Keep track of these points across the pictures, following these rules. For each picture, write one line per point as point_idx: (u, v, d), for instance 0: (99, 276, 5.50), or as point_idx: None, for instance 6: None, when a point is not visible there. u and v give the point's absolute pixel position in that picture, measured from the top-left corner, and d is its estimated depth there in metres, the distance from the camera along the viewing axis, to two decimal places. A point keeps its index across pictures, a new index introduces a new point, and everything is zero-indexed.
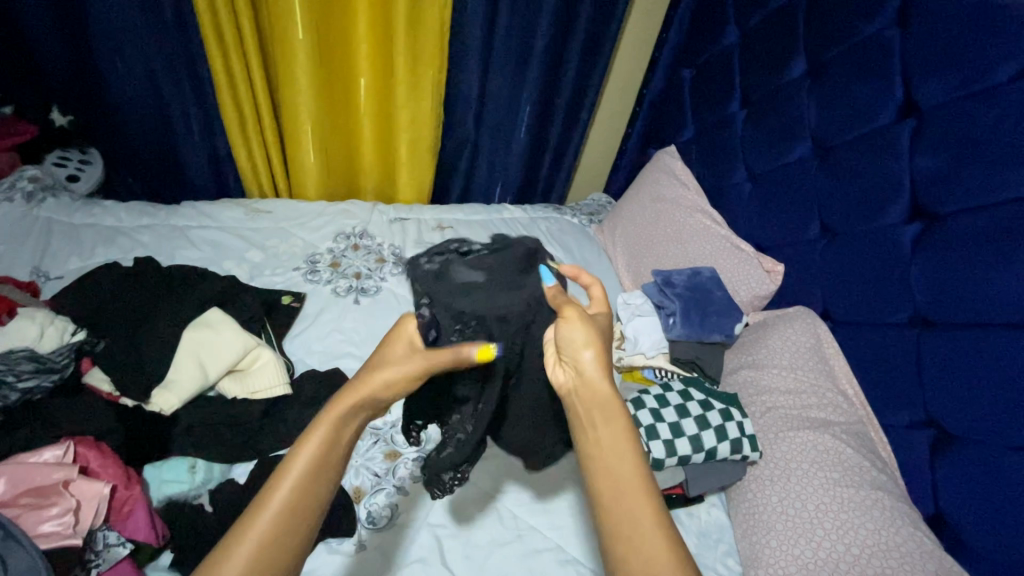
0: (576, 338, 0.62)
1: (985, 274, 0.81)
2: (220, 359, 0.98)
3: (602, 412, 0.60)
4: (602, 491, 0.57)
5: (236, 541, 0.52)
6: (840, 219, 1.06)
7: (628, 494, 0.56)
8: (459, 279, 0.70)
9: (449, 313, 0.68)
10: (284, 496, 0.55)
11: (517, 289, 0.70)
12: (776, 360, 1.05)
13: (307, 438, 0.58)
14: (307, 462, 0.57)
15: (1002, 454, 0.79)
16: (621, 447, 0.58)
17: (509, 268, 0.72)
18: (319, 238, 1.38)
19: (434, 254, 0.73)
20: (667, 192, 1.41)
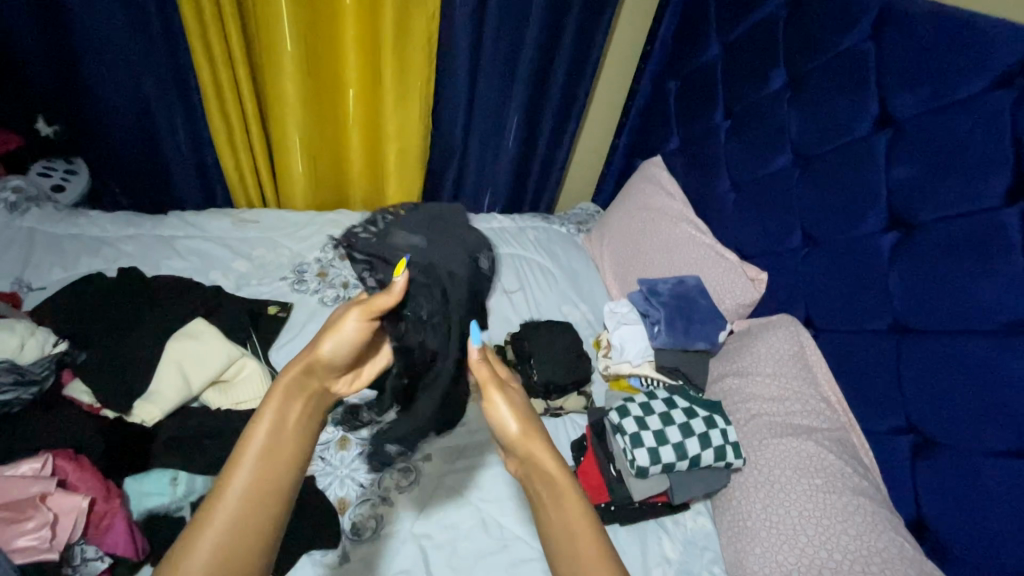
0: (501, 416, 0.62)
1: (962, 281, 0.83)
2: (202, 369, 0.97)
3: (548, 482, 0.58)
4: (557, 558, 0.55)
5: (203, 523, 0.52)
6: (821, 228, 1.08)
7: (581, 553, 0.54)
8: (399, 242, 0.75)
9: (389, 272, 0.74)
10: (247, 476, 0.55)
11: (458, 247, 0.76)
12: (761, 368, 1.06)
13: (255, 426, 0.58)
14: (258, 452, 0.57)
15: (980, 459, 0.80)
16: (569, 506, 0.57)
17: (443, 227, 0.79)
18: (306, 247, 1.38)
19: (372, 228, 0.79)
20: (653, 202, 1.43)
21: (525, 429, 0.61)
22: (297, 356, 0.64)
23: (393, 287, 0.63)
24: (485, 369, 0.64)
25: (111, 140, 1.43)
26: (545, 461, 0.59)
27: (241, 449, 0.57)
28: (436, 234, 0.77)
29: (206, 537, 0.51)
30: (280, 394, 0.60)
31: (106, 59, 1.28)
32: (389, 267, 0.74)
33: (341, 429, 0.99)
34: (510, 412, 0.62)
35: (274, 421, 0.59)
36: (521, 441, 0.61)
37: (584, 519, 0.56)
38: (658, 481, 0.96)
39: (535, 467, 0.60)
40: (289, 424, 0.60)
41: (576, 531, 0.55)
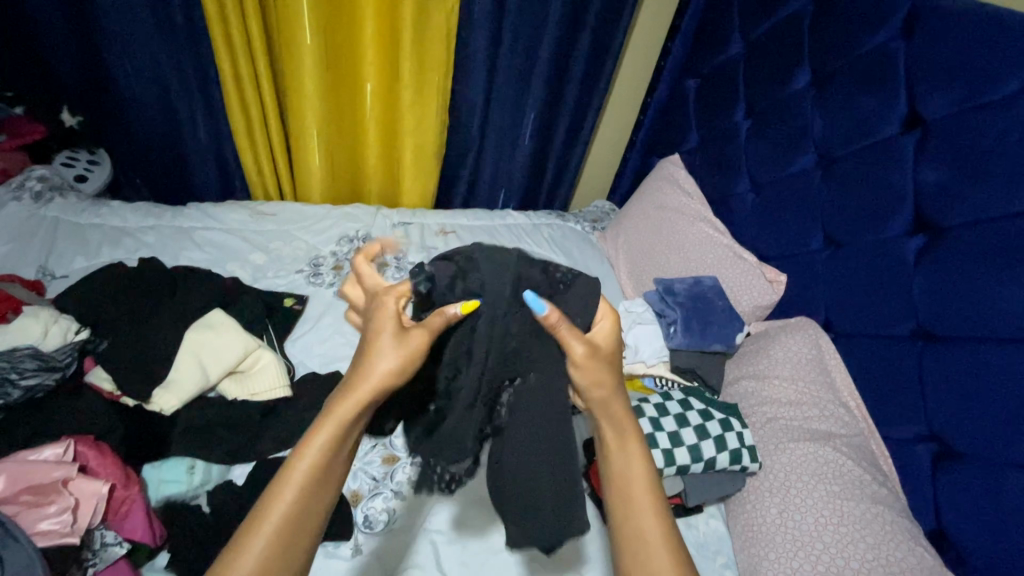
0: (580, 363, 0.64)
1: (989, 288, 0.80)
2: (220, 360, 0.98)
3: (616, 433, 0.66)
4: (617, 508, 0.64)
5: (249, 537, 0.55)
6: (843, 230, 1.06)
7: (640, 505, 0.63)
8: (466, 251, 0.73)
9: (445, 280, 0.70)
10: (289, 501, 0.56)
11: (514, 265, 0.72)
12: (778, 372, 1.04)
13: (305, 447, 0.58)
14: (300, 483, 0.57)
15: (1002, 470, 0.78)
16: (633, 460, 0.65)
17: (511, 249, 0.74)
18: (323, 241, 1.39)
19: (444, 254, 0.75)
20: (670, 200, 1.42)
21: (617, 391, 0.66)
22: (352, 379, 0.60)
23: (450, 310, 0.64)
24: (567, 327, 0.64)
25: (134, 131, 1.45)
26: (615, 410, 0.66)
27: (284, 472, 0.57)
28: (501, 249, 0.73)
29: (249, 561, 0.53)
30: (331, 420, 0.59)
31: (130, 52, 1.30)
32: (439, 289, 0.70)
33: None
34: (586, 358, 0.64)
35: (324, 448, 0.58)
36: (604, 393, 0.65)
37: (642, 470, 0.64)
38: (673, 483, 0.95)
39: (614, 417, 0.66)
40: (337, 451, 0.59)
41: (635, 477, 0.64)
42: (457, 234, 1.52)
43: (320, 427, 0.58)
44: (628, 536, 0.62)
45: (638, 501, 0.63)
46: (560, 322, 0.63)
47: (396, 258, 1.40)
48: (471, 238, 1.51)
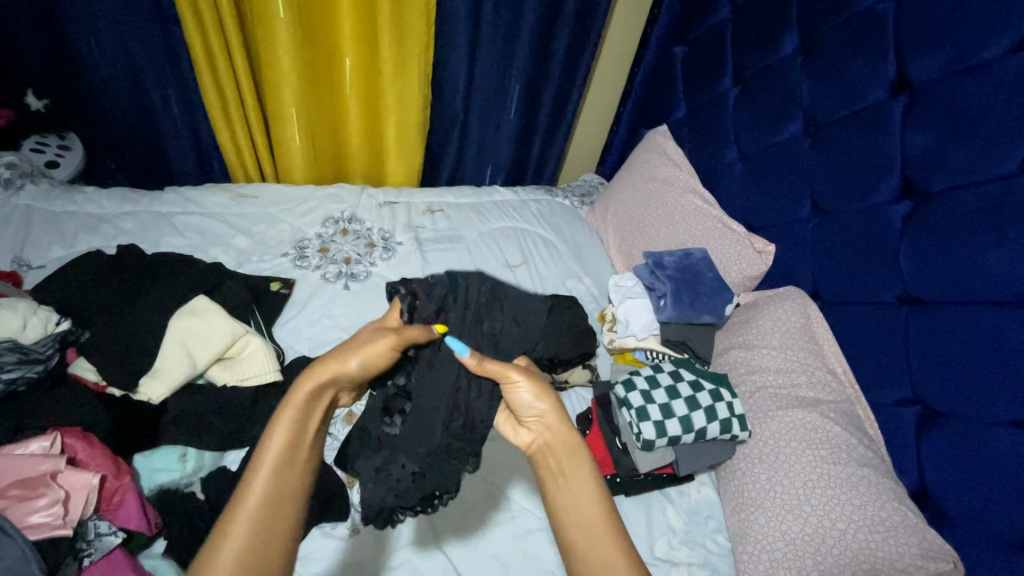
0: (524, 400, 0.67)
1: (974, 251, 0.81)
2: (207, 346, 0.97)
3: (566, 466, 0.63)
4: (576, 538, 0.59)
5: (230, 522, 0.54)
6: (831, 198, 1.06)
7: (596, 531, 0.59)
8: (439, 281, 0.81)
9: (417, 293, 0.78)
10: (266, 482, 0.56)
11: (482, 297, 0.80)
12: (767, 341, 1.05)
13: (277, 430, 0.59)
14: (271, 464, 0.57)
15: (986, 431, 0.80)
16: (582, 490, 0.61)
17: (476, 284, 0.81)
18: (307, 223, 1.38)
19: (407, 283, 0.81)
20: (659, 172, 1.40)
21: (552, 405, 0.66)
22: (311, 366, 0.64)
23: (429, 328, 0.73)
24: (494, 363, 0.68)
25: (104, 112, 1.39)
26: (562, 445, 0.64)
27: (257, 457, 0.58)
28: (470, 285, 0.81)
29: (231, 543, 0.53)
30: (299, 401, 0.61)
31: (96, 30, 1.24)
32: (417, 307, 0.76)
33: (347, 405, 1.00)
34: (539, 398, 0.67)
35: (291, 430, 0.60)
36: (551, 422, 0.66)
37: (596, 502, 0.60)
38: (663, 454, 0.95)
39: (556, 436, 0.65)
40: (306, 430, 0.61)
41: (588, 514, 0.60)
42: (444, 213, 1.52)
43: (287, 408, 0.61)
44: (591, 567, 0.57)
45: (597, 536, 0.58)
46: (484, 364, 0.68)
47: (382, 238, 1.39)
48: (459, 216, 1.51)
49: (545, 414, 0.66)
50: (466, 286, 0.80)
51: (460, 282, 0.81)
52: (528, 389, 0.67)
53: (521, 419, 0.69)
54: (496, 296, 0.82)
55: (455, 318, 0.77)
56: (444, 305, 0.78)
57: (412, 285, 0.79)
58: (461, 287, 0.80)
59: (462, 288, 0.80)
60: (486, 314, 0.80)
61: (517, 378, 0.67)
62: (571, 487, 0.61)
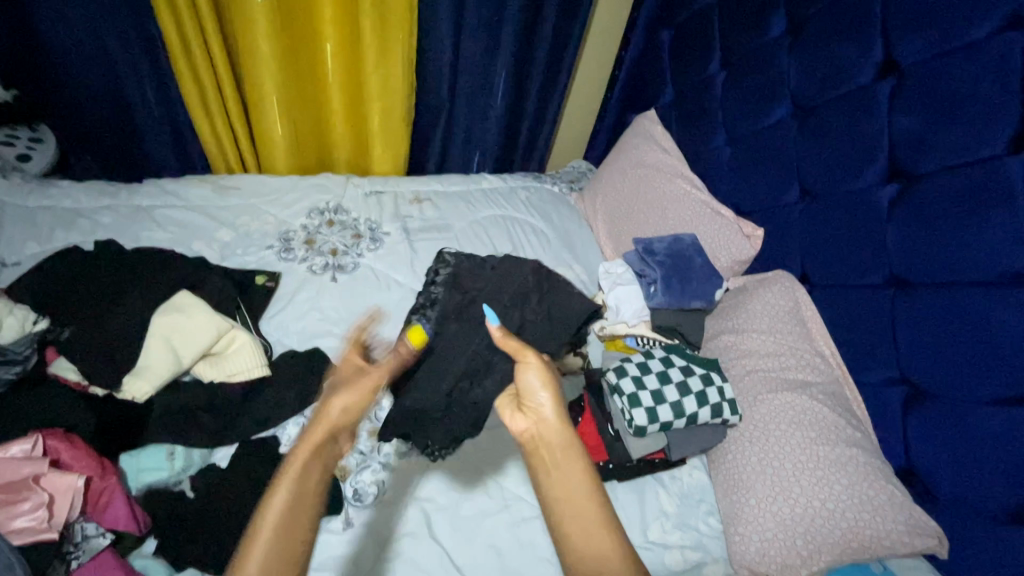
0: (532, 384, 0.66)
1: (960, 233, 0.82)
2: (191, 343, 0.94)
3: (560, 458, 0.61)
4: (571, 531, 0.56)
5: None
6: (819, 182, 1.06)
7: (591, 526, 0.56)
8: (491, 265, 0.98)
9: (463, 269, 0.98)
10: (267, 541, 0.53)
11: (520, 283, 0.95)
12: (757, 325, 1.06)
13: (280, 483, 0.56)
14: (271, 529, 0.53)
15: (971, 410, 0.82)
16: (579, 483, 0.58)
17: (523, 271, 0.96)
18: (292, 214, 1.36)
19: (464, 259, 1.00)
20: (647, 158, 1.40)
21: (555, 398, 0.65)
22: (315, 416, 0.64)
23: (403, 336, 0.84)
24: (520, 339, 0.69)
25: (76, 103, 1.34)
26: (561, 439, 0.62)
27: (258, 516, 0.54)
28: (513, 271, 0.96)
29: None
30: (301, 452, 0.60)
31: (64, 16, 1.20)
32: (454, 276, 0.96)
33: None
34: (545, 385, 0.65)
35: (294, 483, 0.57)
36: (552, 413, 0.64)
37: (591, 497, 0.58)
38: (655, 439, 0.96)
39: (553, 429, 0.63)
40: (309, 483, 0.58)
41: (583, 509, 0.57)
42: (432, 202, 1.50)
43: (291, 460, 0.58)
44: (583, 564, 0.54)
45: (589, 530, 0.56)
46: (512, 337, 0.69)
47: (369, 229, 1.37)
48: (447, 205, 1.50)
49: (549, 405, 0.64)
50: (513, 272, 0.96)
51: (508, 268, 0.97)
52: (537, 373, 0.66)
53: (523, 408, 0.66)
54: (535, 286, 0.95)
55: (485, 296, 0.93)
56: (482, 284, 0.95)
57: (464, 261, 0.99)
58: (505, 272, 0.96)
59: (504, 274, 0.96)
60: (517, 298, 0.93)
61: (531, 358, 0.67)
62: (565, 479, 0.59)
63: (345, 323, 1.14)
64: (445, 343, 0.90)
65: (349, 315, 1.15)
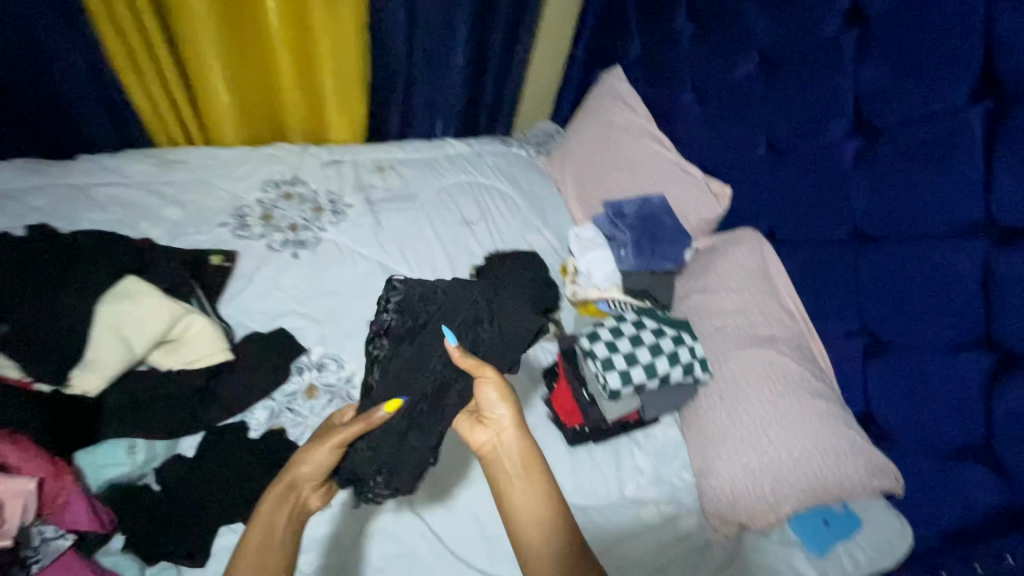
0: (490, 398, 0.67)
1: (922, 186, 0.83)
2: (143, 331, 0.89)
3: (521, 469, 0.63)
4: (530, 537, 0.60)
5: None
6: (786, 138, 1.05)
7: (547, 530, 0.60)
8: (437, 284, 0.81)
9: (410, 293, 0.80)
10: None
11: (473, 301, 0.79)
12: (726, 284, 1.07)
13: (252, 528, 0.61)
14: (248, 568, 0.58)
15: (929, 356, 0.86)
16: (534, 492, 0.62)
17: (472, 289, 0.80)
18: (245, 188, 1.29)
19: (405, 281, 0.82)
20: (615, 117, 1.38)
21: (514, 412, 0.67)
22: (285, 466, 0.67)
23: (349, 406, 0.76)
24: (472, 357, 0.68)
25: None
26: (519, 449, 0.65)
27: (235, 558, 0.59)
28: (461, 292, 0.80)
29: None
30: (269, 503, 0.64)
31: None
32: (400, 301, 0.80)
33: (306, 378, 0.97)
34: (503, 400, 0.67)
35: (263, 528, 0.61)
36: (512, 425, 0.66)
37: (547, 503, 0.61)
38: (629, 400, 0.97)
39: (512, 440, 0.65)
40: (278, 532, 0.61)
41: (540, 515, 0.61)
42: (396, 170, 1.45)
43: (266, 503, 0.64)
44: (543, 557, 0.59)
45: (550, 535, 0.60)
46: (462, 358, 0.69)
47: (330, 201, 1.31)
48: (411, 173, 1.44)
49: (508, 421, 0.66)
50: (464, 291, 0.80)
51: (459, 287, 0.81)
52: (494, 387, 0.67)
53: (482, 421, 0.68)
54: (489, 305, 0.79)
55: (436, 322, 0.77)
56: (428, 308, 0.78)
57: (408, 284, 0.80)
58: (452, 290, 0.80)
59: (453, 292, 0.80)
60: (471, 320, 0.77)
61: (489, 374, 0.68)
62: (525, 490, 0.62)
63: (310, 301, 1.10)
64: (393, 377, 0.75)
65: (314, 292, 1.11)
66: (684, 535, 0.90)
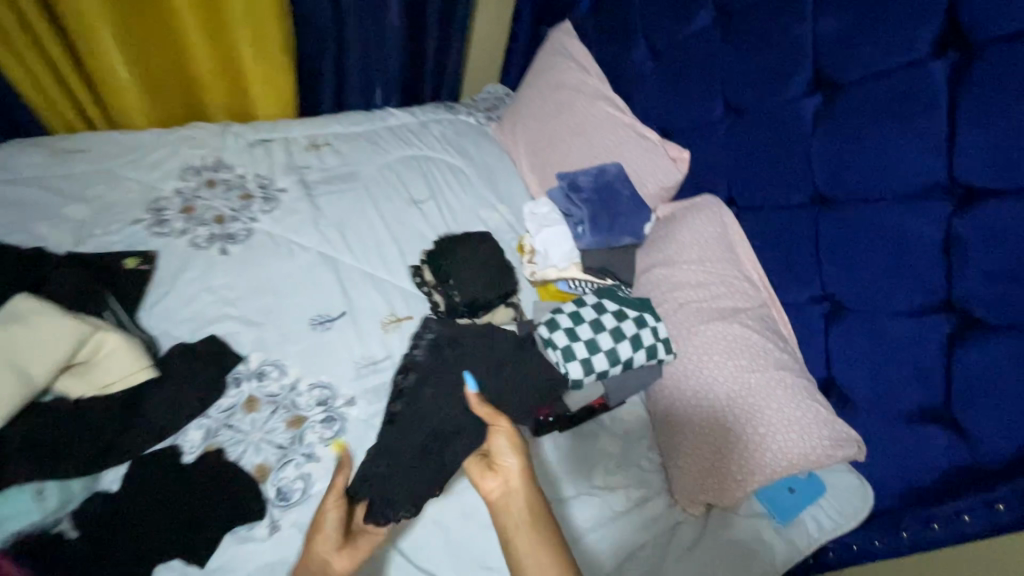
0: (501, 447, 0.66)
1: (882, 146, 0.79)
2: (42, 357, 0.78)
3: (527, 517, 0.61)
4: None
5: None
6: (743, 96, 1.00)
7: None
8: (470, 331, 0.87)
9: (442, 336, 0.86)
10: None
11: (496, 351, 0.84)
12: (687, 256, 1.02)
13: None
14: None
15: (889, 322, 0.84)
16: (542, 547, 0.59)
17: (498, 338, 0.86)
18: (160, 177, 1.15)
19: (439, 325, 0.88)
20: (567, 78, 1.28)
21: (524, 463, 0.65)
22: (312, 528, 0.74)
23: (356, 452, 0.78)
24: (486, 406, 0.69)
25: None
26: (527, 498, 0.63)
27: None
28: (487, 338, 0.86)
29: None
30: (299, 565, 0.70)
31: None
32: (431, 341, 0.86)
33: (245, 390, 0.89)
34: (513, 450, 0.66)
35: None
36: (519, 475, 0.65)
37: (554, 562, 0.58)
38: (593, 386, 0.94)
39: (522, 491, 0.64)
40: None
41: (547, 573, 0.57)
42: (332, 147, 1.32)
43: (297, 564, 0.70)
44: None
45: None
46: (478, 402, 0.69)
47: (260, 186, 1.19)
48: (350, 149, 1.32)
49: (519, 474, 0.65)
50: (492, 340, 0.86)
51: (489, 337, 0.86)
52: (506, 436, 0.66)
53: (491, 469, 0.67)
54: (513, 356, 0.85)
55: (462, 366, 0.82)
56: (454, 352, 0.84)
57: (441, 327, 0.88)
58: (482, 337, 0.86)
59: (481, 339, 0.85)
60: (494, 369, 0.82)
61: (503, 424, 0.67)
62: (530, 541, 0.59)
63: (244, 301, 1.00)
64: (411, 410, 0.79)
65: (248, 291, 1.01)
66: (655, 519, 0.88)
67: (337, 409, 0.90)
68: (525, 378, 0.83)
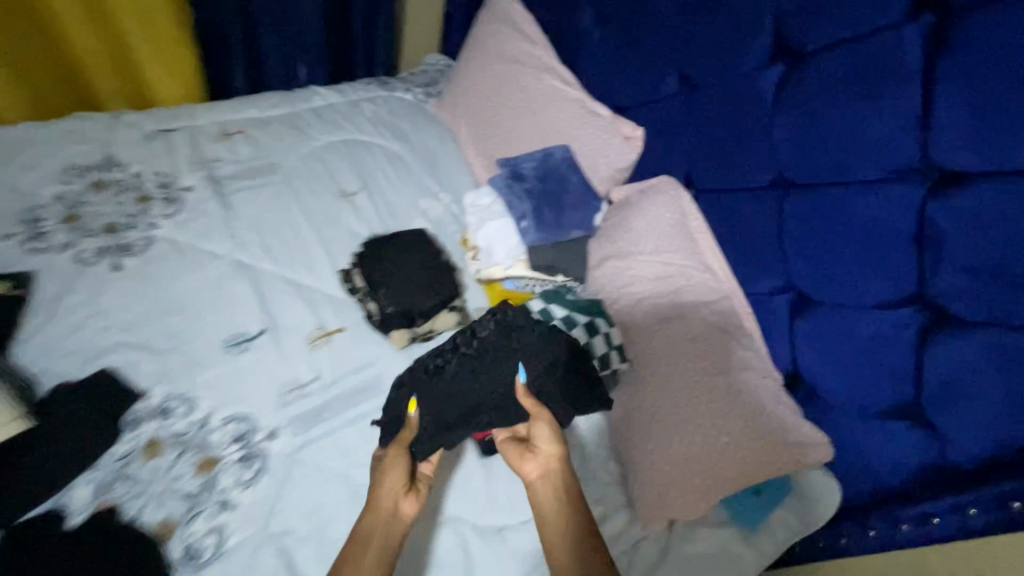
0: (541, 434, 0.70)
1: (851, 122, 0.71)
2: None
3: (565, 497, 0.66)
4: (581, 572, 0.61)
5: None
6: (697, 67, 0.90)
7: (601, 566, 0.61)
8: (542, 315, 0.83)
9: (519, 310, 0.82)
10: None
11: (560, 345, 0.79)
12: (643, 247, 0.93)
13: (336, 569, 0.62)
14: None
15: (858, 316, 0.78)
16: (584, 527, 0.64)
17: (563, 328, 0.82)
18: (35, 182, 0.99)
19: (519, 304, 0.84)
20: (509, 49, 1.15)
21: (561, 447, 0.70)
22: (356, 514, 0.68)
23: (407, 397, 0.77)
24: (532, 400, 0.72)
25: None
26: (563, 480, 0.68)
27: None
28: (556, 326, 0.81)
29: None
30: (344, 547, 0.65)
31: None
32: (506, 312, 0.82)
33: (145, 431, 0.77)
34: (552, 437, 0.70)
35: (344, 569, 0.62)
36: (557, 459, 0.69)
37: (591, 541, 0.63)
38: None
39: (558, 473, 0.68)
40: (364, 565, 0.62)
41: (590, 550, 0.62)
42: (246, 134, 1.16)
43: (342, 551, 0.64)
44: None
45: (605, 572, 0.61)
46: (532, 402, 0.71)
47: (160, 186, 1.03)
48: (268, 136, 1.17)
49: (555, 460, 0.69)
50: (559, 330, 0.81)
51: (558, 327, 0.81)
52: (546, 424, 0.70)
53: (528, 453, 0.70)
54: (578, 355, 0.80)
55: (526, 349, 0.78)
56: (521, 335, 0.79)
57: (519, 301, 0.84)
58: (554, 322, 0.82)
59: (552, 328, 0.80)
60: (553, 363, 0.78)
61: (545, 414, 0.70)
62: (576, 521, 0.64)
63: (143, 324, 0.87)
64: (466, 377, 0.76)
65: (147, 312, 0.88)
66: (614, 538, 0.82)
67: (256, 444, 0.79)
68: (576, 377, 0.79)
